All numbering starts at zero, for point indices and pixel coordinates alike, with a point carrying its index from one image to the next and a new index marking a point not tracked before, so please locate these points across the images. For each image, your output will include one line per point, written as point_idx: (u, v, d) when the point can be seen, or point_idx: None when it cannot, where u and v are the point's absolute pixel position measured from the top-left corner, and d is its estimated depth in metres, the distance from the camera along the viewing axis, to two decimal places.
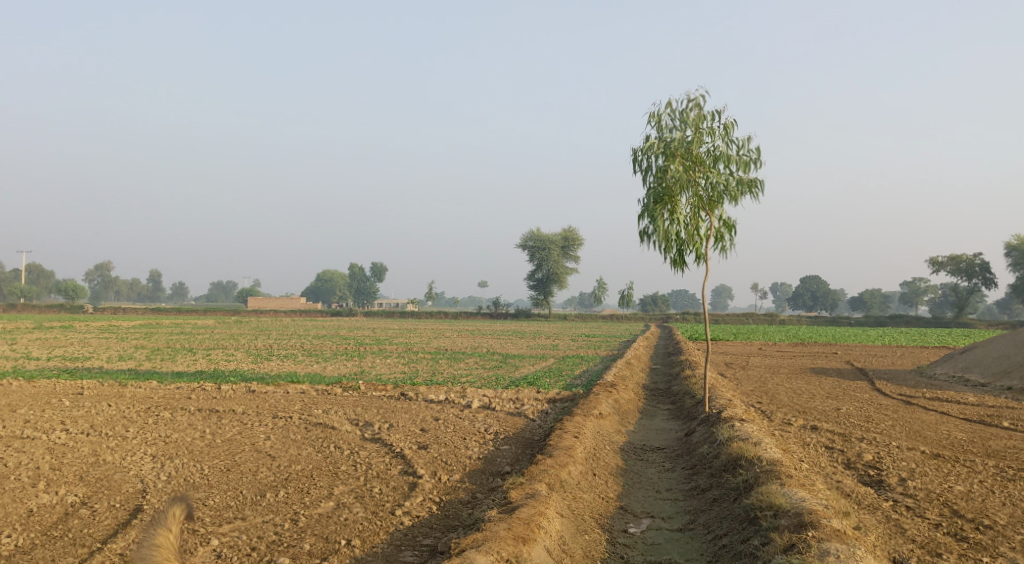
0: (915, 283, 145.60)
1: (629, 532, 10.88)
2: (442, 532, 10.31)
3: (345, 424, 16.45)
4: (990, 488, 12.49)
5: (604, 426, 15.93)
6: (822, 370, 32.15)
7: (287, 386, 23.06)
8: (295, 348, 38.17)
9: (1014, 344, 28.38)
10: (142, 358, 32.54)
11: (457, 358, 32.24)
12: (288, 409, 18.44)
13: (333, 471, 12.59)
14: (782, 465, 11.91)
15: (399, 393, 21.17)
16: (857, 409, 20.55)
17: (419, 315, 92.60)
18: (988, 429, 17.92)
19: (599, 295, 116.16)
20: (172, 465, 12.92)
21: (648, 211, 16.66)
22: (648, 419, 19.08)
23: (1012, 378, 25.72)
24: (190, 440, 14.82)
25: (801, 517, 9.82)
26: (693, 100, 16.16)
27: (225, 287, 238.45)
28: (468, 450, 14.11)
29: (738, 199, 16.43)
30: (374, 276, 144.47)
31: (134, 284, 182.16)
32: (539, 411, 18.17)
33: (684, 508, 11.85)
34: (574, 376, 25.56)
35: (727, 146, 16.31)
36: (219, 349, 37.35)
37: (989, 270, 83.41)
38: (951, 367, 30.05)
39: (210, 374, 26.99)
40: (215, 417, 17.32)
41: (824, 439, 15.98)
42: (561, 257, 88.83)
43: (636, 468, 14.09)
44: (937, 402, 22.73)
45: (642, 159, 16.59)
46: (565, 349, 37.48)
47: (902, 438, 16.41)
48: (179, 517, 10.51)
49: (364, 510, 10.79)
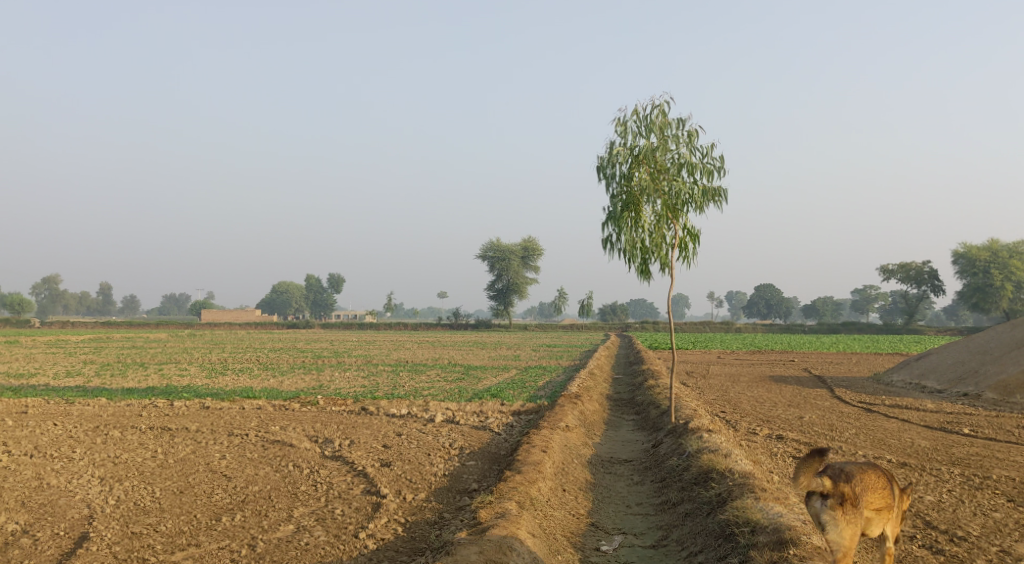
0: (867, 290, 147.96)
1: (601, 551, 10.56)
2: (409, 556, 9.87)
3: (304, 441, 15.93)
4: (959, 497, 12.39)
5: (571, 439, 15.63)
6: (782, 378, 32.19)
7: (243, 401, 22.38)
8: (251, 362, 37.32)
9: (968, 350, 28.68)
10: (90, 374, 31.41)
11: (418, 371, 31.71)
12: (244, 426, 17.79)
13: (292, 492, 12.09)
14: (754, 478, 11.67)
15: (359, 407, 20.64)
16: (820, 418, 20.51)
17: (377, 326, 91.26)
18: (950, 436, 17.95)
19: (559, 305, 115.63)
20: (122, 488, 12.29)
21: (612, 219, 16.44)
22: (613, 430, 18.83)
23: (967, 383, 25.90)
24: (141, 461, 14.20)
25: (779, 534, 9.56)
26: (658, 107, 16.00)
27: (178, 301, 234.11)
28: (432, 467, 13.68)
29: (702, 208, 16.27)
30: (331, 287, 142.59)
31: (84, 298, 177.89)
32: (504, 424, 17.82)
33: (656, 523, 11.57)
34: (537, 387, 25.23)
35: (692, 154, 16.16)
36: (171, 364, 36.26)
37: (937, 277, 84.93)
38: (908, 373, 30.27)
39: (163, 390, 26.11)
40: (167, 436, 16.68)
41: (791, 449, 15.82)
42: (521, 267, 88.44)
43: (604, 482, 13.79)
44: (897, 409, 22.79)
45: (607, 166, 16.39)
46: (527, 359, 37.28)
47: (868, 447, 16.33)
48: (128, 546, 9.93)
49: (326, 534, 10.32)
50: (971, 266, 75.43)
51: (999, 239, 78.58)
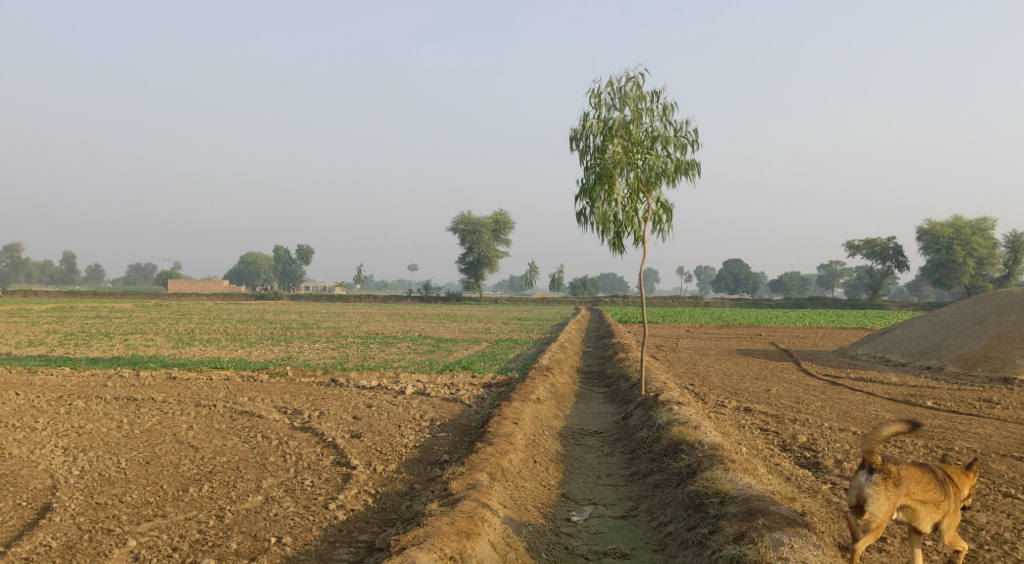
0: (833, 266, 149.67)
1: (572, 521, 10.59)
2: (379, 527, 9.83)
3: (273, 412, 15.79)
4: None
5: (542, 411, 15.66)
6: (749, 352, 32.52)
7: (211, 372, 22.15)
8: (219, 333, 36.94)
9: (931, 325, 29.11)
10: (53, 343, 30.91)
11: (389, 343, 31.57)
12: (211, 397, 17.59)
13: (261, 463, 11.98)
14: (723, 449, 11.75)
15: (329, 379, 20.52)
16: (787, 391, 20.75)
17: (346, 298, 90.73)
18: (913, 409, 18.23)
19: (530, 278, 115.59)
20: (86, 459, 12.10)
21: (586, 191, 16.37)
22: (584, 402, 18.90)
23: (930, 357, 26.34)
24: (106, 431, 14.00)
25: (749, 504, 9.64)
26: (633, 79, 15.90)
27: (143, 271, 230.98)
28: (403, 438, 13.62)
29: (676, 182, 16.24)
30: (300, 258, 141.33)
31: (46, 266, 174.91)
32: (475, 396, 17.81)
33: (626, 493, 11.63)
34: (508, 360, 25.25)
35: (666, 127, 16.10)
36: (136, 334, 35.79)
37: (901, 253, 86.06)
38: (872, 347, 30.69)
39: (129, 360, 25.77)
40: (133, 406, 16.46)
41: (758, 420, 15.99)
42: (491, 240, 88.21)
43: (575, 453, 13.84)
44: (862, 382, 23.11)
45: (580, 138, 16.29)
46: (498, 332, 37.27)
47: (833, 419, 16.55)
48: (92, 516, 9.77)
49: (295, 505, 10.23)
50: (934, 243, 76.42)
51: (963, 216, 79.68)
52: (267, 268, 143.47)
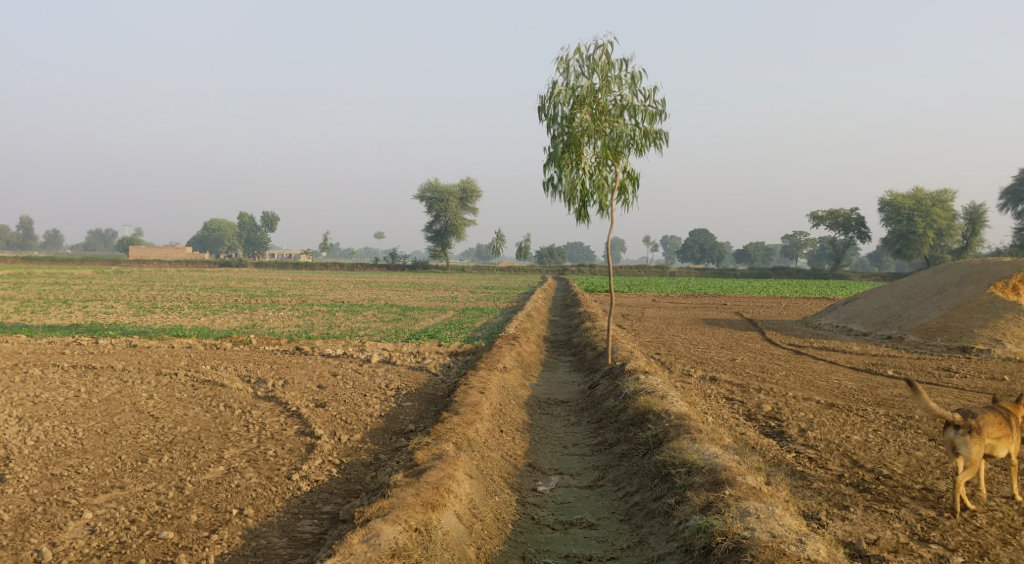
0: (797, 236, 150.98)
1: (538, 491, 10.56)
2: (344, 498, 9.71)
3: (236, 381, 15.54)
4: (885, 437, 12.70)
5: (509, 380, 15.59)
6: (714, 321, 32.70)
7: (172, 340, 21.77)
8: (181, 300, 36.37)
9: (892, 295, 29.43)
10: (10, 310, 30.25)
11: (354, 311, 31.32)
12: (173, 366, 17.28)
13: (223, 433, 11.78)
14: (690, 419, 11.75)
15: (294, 347, 20.28)
16: (751, 360, 20.89)
17: (311, 265, 89.82)
18: (875, 378, 18.45)
19: (497, 247, 115.32)
20: (42, 429, 11.81)
21: (553, 160, 16.20)
22: (550, 371, 18.87)
23: (891, 326, 26.67)
24: (63, 400, 13.67)
25: (715, 475, 9.65)
26: (601, 47, 15.69)
27: (104, 237, 227.06)
28: (368, 408, 13.47)
29: (643, 151, 16.13)
30: (264, 225, 139.47)
31: (2, 232, 171.10)
32: (441, 365, 17.71)
33: (592, 463, 11.62)
34: (475, 328, 25.16)
35: (634, 96, 15.95)
36: (96, 301, 35.11)
37: (864, 224, 86.98)
38: (835, 316, 31.00)
39: (88, 328, 25.27)
40: (91, 375, 16.12)
41: (723, 390, 16.06)
42: (458, 208, 87.65)
43: (541, 423, 13.79)
44: (825, 352, 23.34)
45: (548, 107, 16.08)
46: (465, 301, 37.12)
47: (797, 388, 16.67)
48: (47, 488, 9.53)
49: (258, 476, 10.06)
50: (896, 214, 77.20)
51: (923, 187, 80.59)
52: (231, 235, 141.53)
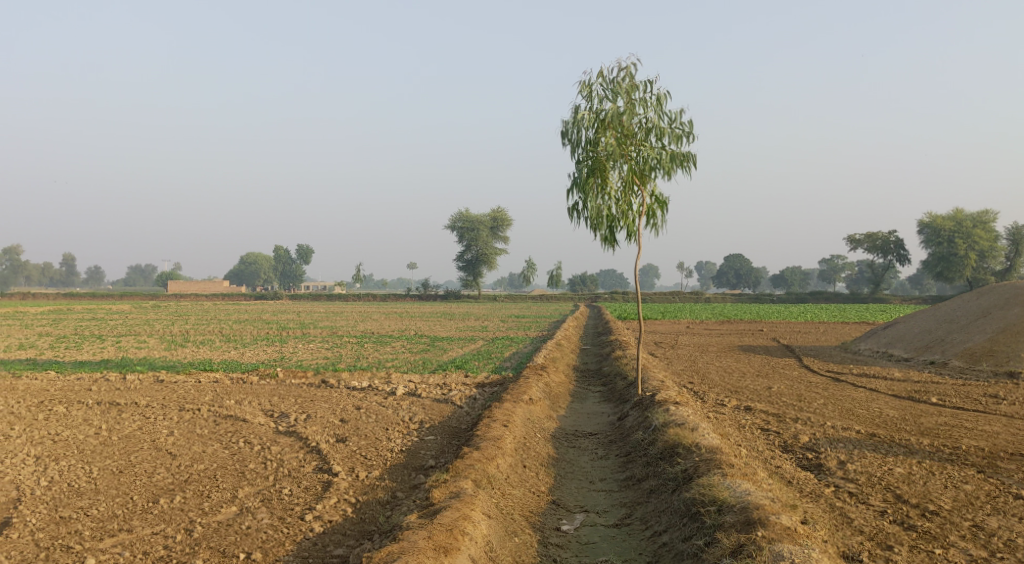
0: (833, 261, 148.47)
1: (562, 531, 10.09)
2: (356, 540, 9.34)
3: (259, 416, 15.26)
4: (930, 469, 12.02)
5: (535, 411, 15.15)
6: (750, 348, 31.98)
7: (199, 374, 21.62)
8: (213, 333, 36.38)
9: (935, 319, 28.55)
10: (44, 346, 30.40)
11: (384, 342, 31.06)
12: (196, 401, 17.05)
13: (239, 470, 11.47)
14: (722, 453, 11.22)
15: (320, 380, 19.99)
16: (788, 388, 20.22)
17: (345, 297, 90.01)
18: (917, 406, 17.70)
19: (529, 277, 114.76)
20: (57, 468, 11.60)
21: (578, 185, 15.84)
22: (579, 402, 18.36)
23: (934, 351, 25.78)
24: (82, 438, 13.49)
25: (747, 514, 9.12)
26: (625, 69, 15.37)
27: (143, 272, 230.84)
28: (389, 443, 13.11)
29: (670, 174, 15.71)
30: (300, 258, 140.68)
31: (46, 269, 174.45)
32: (467, 396, 17.30)
33: (619, 500, 11.11)
34: (504, 359, 24.72)
35: (660, 118, 15.59)
36: (130, 336, 35.17)
37: (903, 247, 85.41)
38: (875, 342, 30.07)
39: (117, 363, 25.23)
40: (114, 411, 15.96)
41: (759, 420, 15.44)
42: (490, 238, 87.58)
43: (568, 457, 13.32)
44: (865, 378, 22.59)
45: (572, 131, 15.76)
46: (495, 330, 36.74)
47: (836, 417, 15.98)
48: (52, 532, 9.30)
49: (270, 516, 9.72)
50: (935, 236, 75.88)
51: (962, 208, 78.93)
52: (267, 269, 142.57)
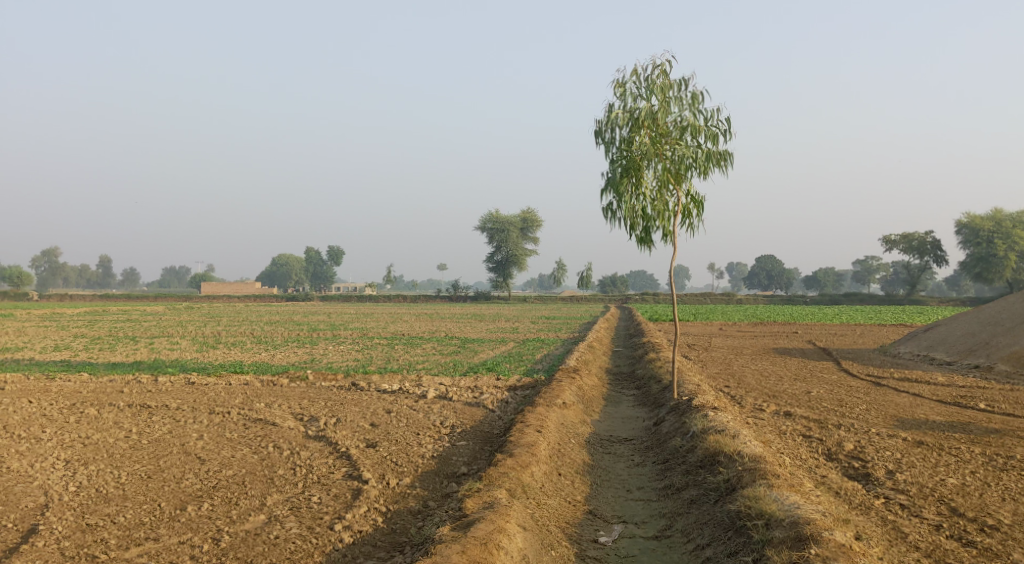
0: (867, 261, 145.52)
1: (600, 543, 9.71)
2: (388, 552, 9.06)
3: (288, 420, 15.02)
4: (985, 480, 11.45)
5: (568, 416, 14.77)
6: (785, 350, 31.38)
7: (230, 377, 21.45)
8: (245, 335, 36.28)
9: (978, 322, 27.73)
10: (77, 348, 30.37)
11: (414, 344, 30.80)
12: (226, 403, 16.87)
13: (268, 477, 11.20)
14: (766, 461, 10.76)
15: (350, 383, 19.76)
16: (828, 392, 19.64)
17: (376, 299, 90.06)
18: (965, 412, 17.07)
19: (559, 278, 114.18)
20: (86, 473, 11.43)
21: (612, 185, 15.44)
22: (613, 406, 17.95)
23: (978, 355, 25.01)
24: (112, 442, 13.33)
25: (798, 529, 8.71)
26: (659, 66, 14.98)
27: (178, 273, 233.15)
28: (420, 448, 12.79)
29: (707, 173, 15.27)
30: (331, 260, 141.16)
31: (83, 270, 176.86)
32: (499, 400, 16.95)
33: (659, 510, 10.71)
34: (536, 361, 24.36)
35: (695, 116, 15.16)
36: (163, 338, 35.27)
37: (940, 248, 83.69)
38: (915, 345, 29.27)
39: (149, 365, 25.23)
40: (145, 414, 15.82)
41: (800, 427, 14.93)
42: (520, 239, 87.16)
43: (603, 463, 12.93)
44: (908, 383, 21.89)
45: (606, 131, 15.37)
46: (527, 332, 36.33)
47: (880, 424, 15.38)
48: (78, 540, 9.12)
49: (299, 525, 9.45)
50: (974, 236, 74.41)
51: (1002, 209, 77.30)
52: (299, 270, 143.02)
